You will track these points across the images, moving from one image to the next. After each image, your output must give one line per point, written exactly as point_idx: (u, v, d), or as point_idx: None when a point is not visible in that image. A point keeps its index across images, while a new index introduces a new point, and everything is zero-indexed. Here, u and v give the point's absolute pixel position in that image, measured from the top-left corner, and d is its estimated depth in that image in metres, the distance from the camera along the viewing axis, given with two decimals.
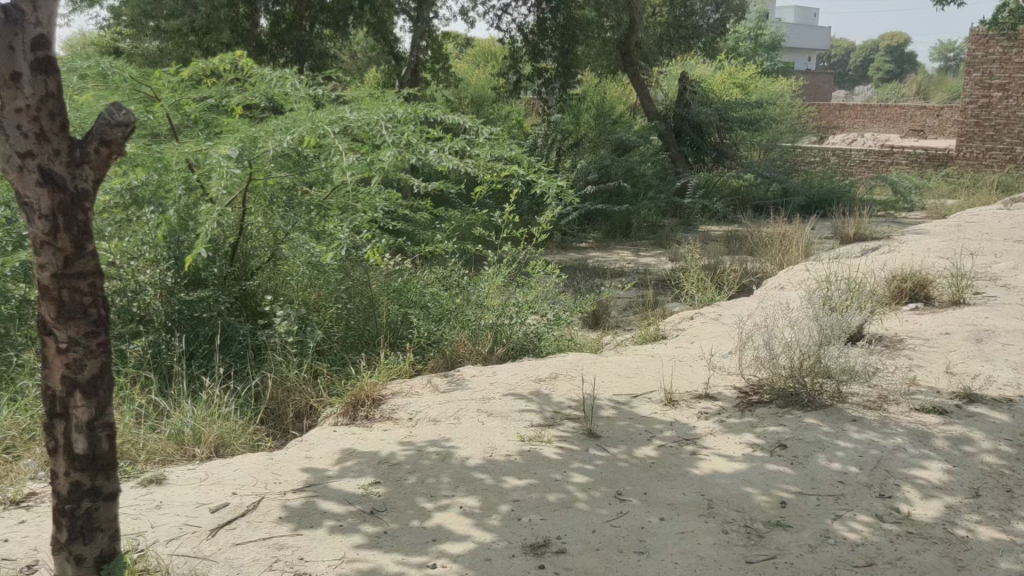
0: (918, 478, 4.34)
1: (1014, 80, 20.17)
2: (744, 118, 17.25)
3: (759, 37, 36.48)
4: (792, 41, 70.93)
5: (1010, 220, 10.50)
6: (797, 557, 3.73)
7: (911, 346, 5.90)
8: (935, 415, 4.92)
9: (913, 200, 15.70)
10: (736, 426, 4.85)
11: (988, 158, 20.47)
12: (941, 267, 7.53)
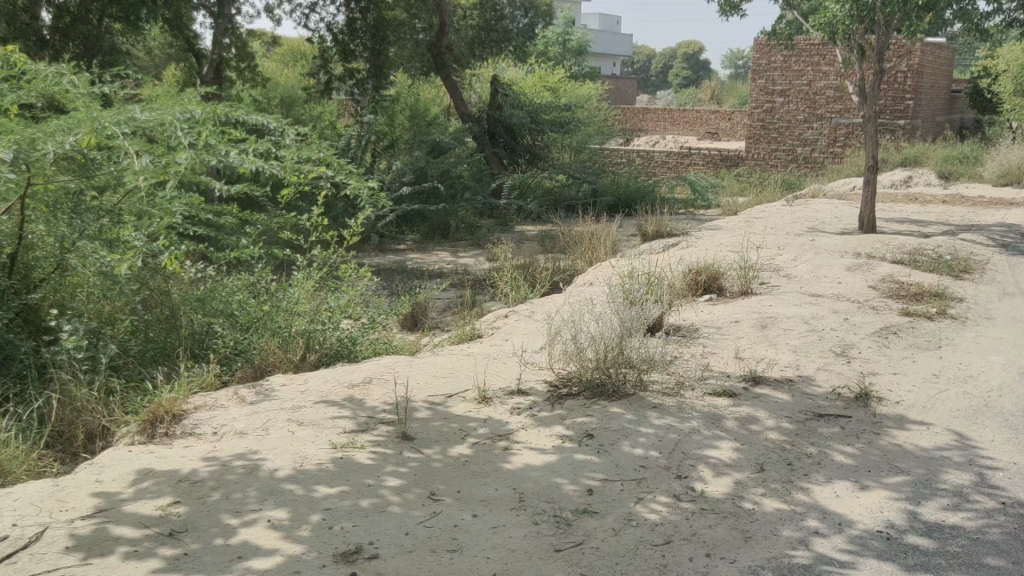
0: (711, 457, 4.67)
1: (792, 87, 22.07)
2: (554, 120, 17.88)
3: (567, 41, 37.85)
4: (599, 47, 74.10)
5: (790, 215, 11.51)
6: (602, 541, 3.90)
7: (705, 335, 6.32)
8: (726, 398, 5.30)
9: (710, 198, 16.86)
10: (546, 419, 5.01)
11: (773, 158, 22.47)
12: (731, 260, 8.12)
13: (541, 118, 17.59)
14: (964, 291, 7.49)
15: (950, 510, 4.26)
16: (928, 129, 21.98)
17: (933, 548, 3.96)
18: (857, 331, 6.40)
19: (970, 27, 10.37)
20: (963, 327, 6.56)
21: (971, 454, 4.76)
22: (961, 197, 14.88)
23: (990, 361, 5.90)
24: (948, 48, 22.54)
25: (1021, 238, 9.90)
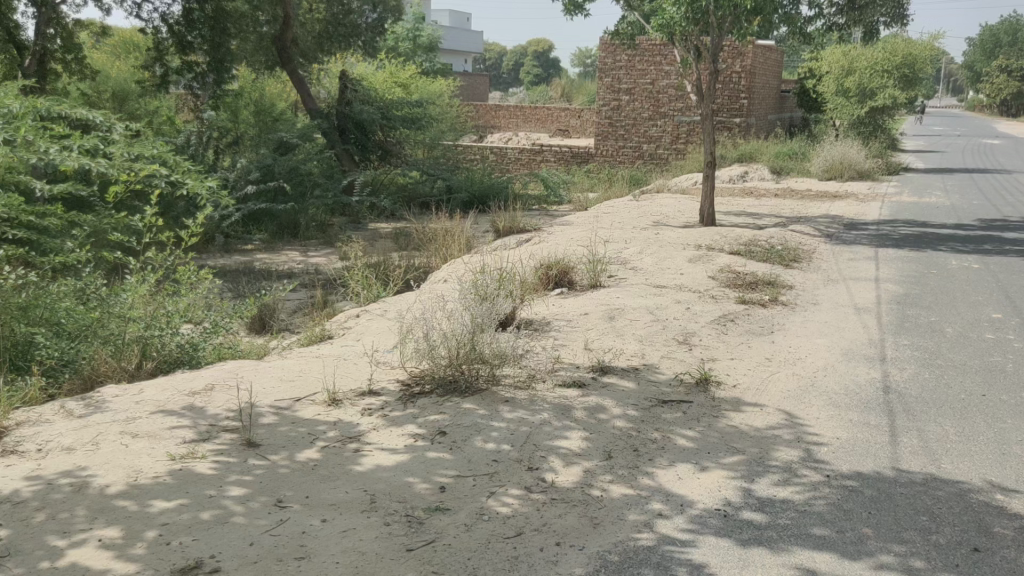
0: (561, 448, 4.78)
1: (637, 85, 22.86)
2: (406, 116, 17.84)
3: (418, 37, 37.52)
4: (451, 44, 73.84)
5: (636, 210, 11.92)
6: (454, 538, 3.91)
7: (556, 328, 6.45)
8: (575, 388, 5.44)
9: (562, 194, 17.28)
10: (398, 419, 4.97)
11: (621, 155, 23.29)
12: (580, 254, 8.33)
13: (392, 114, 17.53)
14: (794, 278, 8.00)
15: (781, 485, 4.53)
16: (761, 126, 23.36)
17: (766, 522, 4.19)
18: (698, 319, 6.71)
19: (796, 30, 11.06)
20: (793, 312, 7.01)
21: (801, 431, 5.08)
22: (791, 191, 15.89)
23: (816, 344, 6.33)
24: (777, 50, 23.97)
25: (843, 229, 10.67)
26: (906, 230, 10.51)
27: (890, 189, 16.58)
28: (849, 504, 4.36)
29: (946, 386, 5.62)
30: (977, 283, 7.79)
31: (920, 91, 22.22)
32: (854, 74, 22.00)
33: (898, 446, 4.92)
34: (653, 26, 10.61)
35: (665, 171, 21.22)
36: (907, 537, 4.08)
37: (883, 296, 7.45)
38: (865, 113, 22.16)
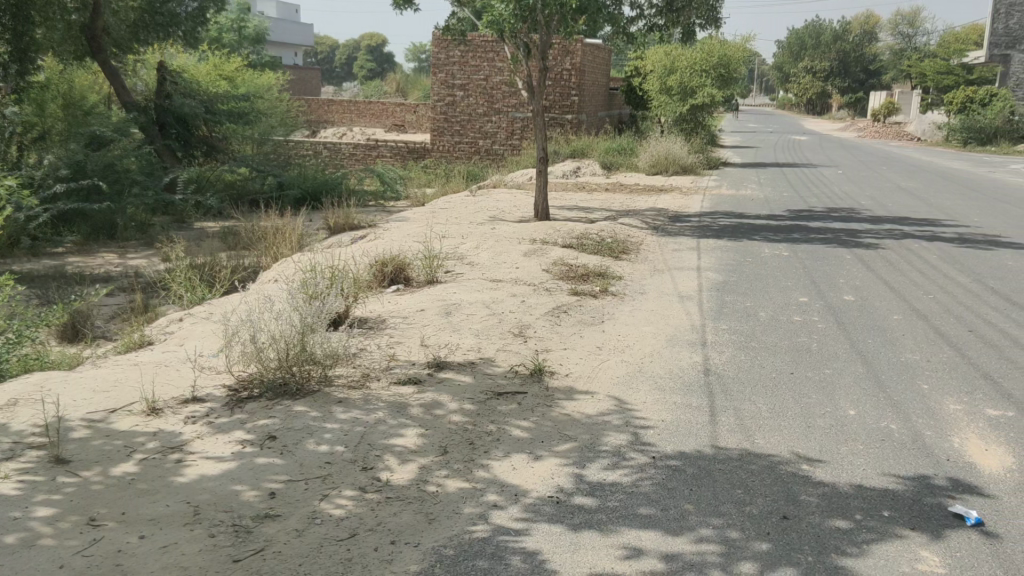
0: (396, 446, 4.75)
1: (470, 82, 23.10)
2: (231, 111, 17.42)
3: (243, 29, 36.05)
4: (279, 37, 71.18)
5: (472, 205, 12.02)
6: (284, 544, 3.80)
7: (392, 325, 6.41)
8: (410, 385, 5.43)
9: (399, 190, 17.21)
10: (225, 426, 4.78)
11: (457, 151, 23.58)
12: (417, 251, 8.30)
13: (217, 109, 17.09)
14: (623, 269, 8.32)
15: (611, 469, 4.70)
16: (592, 123, 24.16)
17: (596, 506, 4.34)
18: (532, 311, 6.86)
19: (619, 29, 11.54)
20: (622, 302, 7.29)
21: (628, 416, 5.29)
22: (620, 185, 16.53)
23: (644, 331, 6.60)
24: (605, 49, 24.83)
25: (668, 221, 11.22)
26: (725, 222, 11.16)
27: (711, 183, 17.56)
28: (672, 483, 4.59)
29: (759, 367, 6.01)
30: (788, 269, 8.38)
31: (735, 90, 23.58)
32: (676, 73, 23.09)
33: (717, 425, 5.22)
34: (483, 22, 10.74)
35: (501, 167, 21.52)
36: (725, 510, 4.34)
37: (704, 283, 7.88)
38: (686, 110, 23.29)
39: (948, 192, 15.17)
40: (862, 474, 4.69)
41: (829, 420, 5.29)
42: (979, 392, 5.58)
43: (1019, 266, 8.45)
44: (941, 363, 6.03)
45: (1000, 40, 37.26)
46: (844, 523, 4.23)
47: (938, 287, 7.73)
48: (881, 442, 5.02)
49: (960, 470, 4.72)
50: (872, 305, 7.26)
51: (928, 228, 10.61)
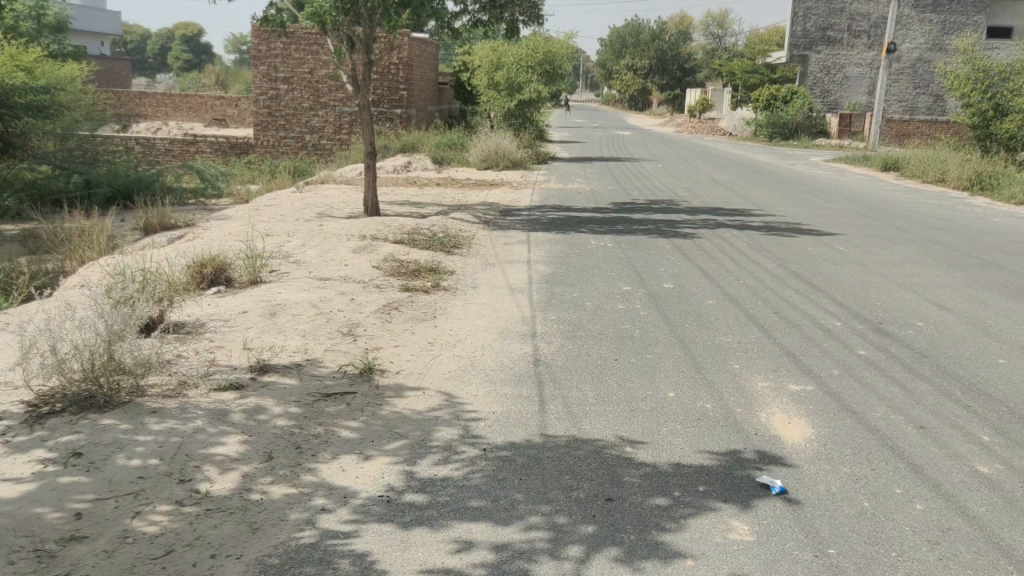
0: (216, 455, 4.54)
1: (294, 74, 23.48)
2: (30, 104, 15.29)
3: (42, 16, 33.34)
4: (83, 25, 66.00)
5: (299, 201, 11.75)
6: (93, 567, 3.54)
7: (212, 329, 6.14)
8: (231, 391, 5.23)
9: (220, 187, 16.61)
10: (24, 445, 4.41)
11: (282, 146, 24.03)
12: (238, 250, 7.99)
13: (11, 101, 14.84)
14: (454, 264, 8.38)
15: (441, 464, 4.71)
16: (421, 117, 24.58)
17: (427, 502, 4.33)
18: (362, 310, 6.78)
19: (444, 25, 11.68)
20: (453, 296, 7.34)
21: (459, 410, 5.32)
22: (450, 179, 16.68)
23: (474, 325, 6.67)
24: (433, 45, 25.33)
25: (498, 215, 11.40)
26: (553, 215, 11.43)
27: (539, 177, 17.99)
28: (503, 473, 4.64)
29: (585, 354, 6.20)
30: (612, 259, 8.70)
31: (561, 86, 24.44)
32: (503, 69, 23.43)
33: (546, 413, 5.34)
34: (303, 15, 10.45)
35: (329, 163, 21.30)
36: (552, 496, 4.44)
37: (534, 275, 8.05)
38: (514, 105, 23.70)
39: (755, 184, 16.22)
40: (680, 452, 4.94)
41: (651, 402, 5.53)
42: (783, 369, 6.01)
43: (816, 251, 9.18)
44: (751, 344, 6.44)
45: (798, 41, 39.94)
46: (662, 501, 4.44)
47: (747, 272, 8.25)
48: (698, 421, 5.30)
49: (767, 443, 5.06)
50: (689, 291, 7.65)
51: (740, 217, 11.33)
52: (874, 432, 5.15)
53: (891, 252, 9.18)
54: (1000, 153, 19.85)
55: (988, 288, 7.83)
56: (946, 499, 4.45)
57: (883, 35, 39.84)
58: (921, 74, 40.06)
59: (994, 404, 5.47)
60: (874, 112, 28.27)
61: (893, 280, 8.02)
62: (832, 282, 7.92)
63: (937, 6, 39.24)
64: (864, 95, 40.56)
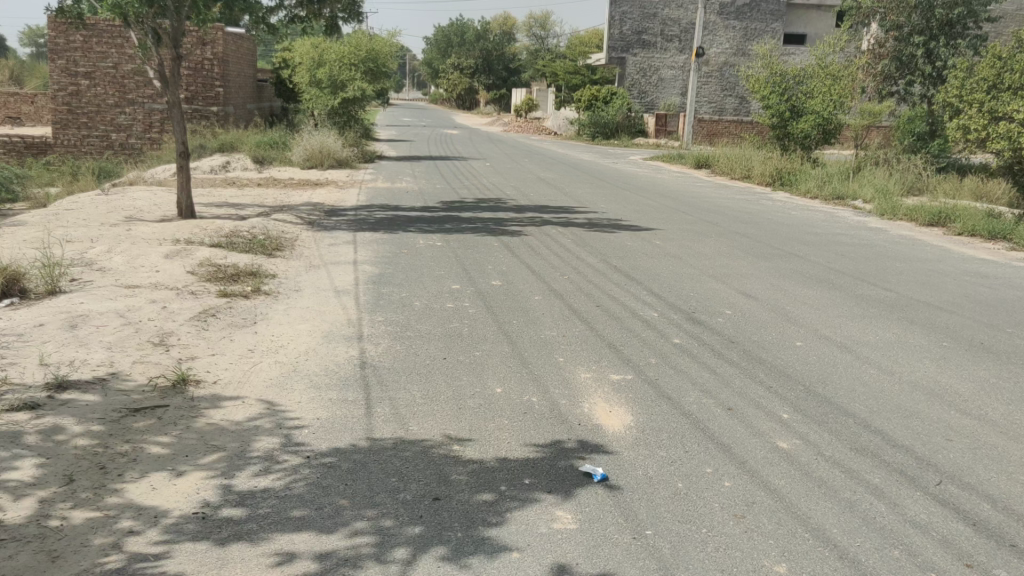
0: (9, 481, 4.17)
1: (97, 69, 22.10)
2: None
3: None
4: None
5: (104, 205, 11.02)
6: None
7: (3, 345, 5.64)
8: (26, 412, 4.82)
9: (14, 190, 15.28)
10: None
11: (87, 145, 22.55)
12: (33, 258, 7.39)
13: None
14: (276, 267, 8.13)
15: (261, 475, 4.53)
16: (238, 115, 23.78)
17: (246, 515, 4.15)
18: (175, 318, 6.45)
19: (258, 19, 11.34)
20: (275, 300, 7.13)
21: (279, 418, 5.15)
22: (270, 180, 16.18)
23: (297, 330, 6.50)
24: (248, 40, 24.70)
25: (324, 215, 11.16)
26: (380, 215, 11.32)
27: (366, 176, 17.74)
28: (326, 480, 4.53)
29: (413, 354, 6.17)
30: (440, 258, 8.71)
31: (386, 84, 24.37)
32: (325, 66, 22.92)
33: (372, 416, 5.26)
34: (103, 6, 9.81)
35: (139, 163, 20.10)
36: (378, 500, 4.37)
37: (361, 276, 7.92)
38: (338, 103, 23.33)
39: (577, 182, 16.74)
40: (507, 447, 5.00)
41: (478, 399, 5.57)
42: (604, 360, 6.23)
43: (636, 245, 9.58)
44: (574, 337, 6.64)
45: (616, 44, 41.66)
46: (489, 496, 4.48)
47: (571, 268, 8.49)
48: (524, 415, 5.39)
49: (589, 432, 5.21)
50: (515, 287, 7.78)
51: (565, 214, 11.65)
52: (687, 416, 5.42)
53: (703, 245, 9.73)
54: (796, 151, 21.50)
55: (788, 276, 8.46)
56: (750, 475, 4.76)
57: (692, 39, 42.17)
58: (727, 78, 42.90)
59: (793, 383, 5.92)
60: (686, 113, 29.75)
61: (705, 272, 8.50)
62: (650, 275, 8.29)
63: (739, 14, 42.06)
64: (678, 96, 42.85)
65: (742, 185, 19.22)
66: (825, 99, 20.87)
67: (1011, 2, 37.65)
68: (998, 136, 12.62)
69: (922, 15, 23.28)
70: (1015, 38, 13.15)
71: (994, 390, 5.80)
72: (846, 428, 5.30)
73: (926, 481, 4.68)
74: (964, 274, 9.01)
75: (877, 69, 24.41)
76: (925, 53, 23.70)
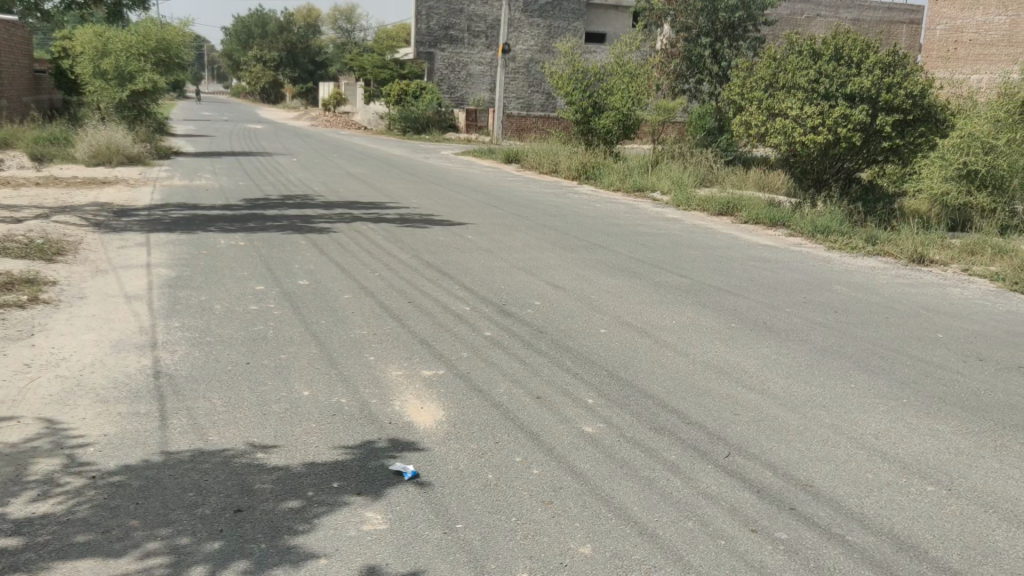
0: None
1: None
2: None
3: None
4: None
5: None
6: None
7: None
8: None
9: None
10: None
11: None
12: None
13: None
14: (58, 274, 7.49)
15: (39, 500, 4.14)
16: (12, 109, 21.83)
17: (22, 545, 3.79)
18: None
19: None
20: (56, 309, 6.58)
21: (60, 437, 4.74)
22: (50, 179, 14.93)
23: (82, 340, 6.03)
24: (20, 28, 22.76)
25: (113, 215, 10.43)
26: (178, 214, 10.70)
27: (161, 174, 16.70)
28: (115, 500, 4.21)
29: (213, 361, 5.87)
30: (244, 258, 8.35)
31: (179, 76, 23.17)
32: (110, 56, 21.49)
33: (167, 429, 4.95)
34: None
35: None
36: (174, 518, 4.11)
37: (156, 281, 7.45)
38: (127, 96, 21.89)
39: (386, 177, 16.56)
40: (314, 451, 4.85)
41: (284, 404, 5.37)
42: (416, 356, 6.19)
43: (448, 240, 9.61)
44: (385, 334, 6.56)
45: (424, 39, 41.67)
46: (295, 503, 4.32)
47: (383, 264, 8.38)
48: (333, 417, 5.26)
49: (399, 430, 5.16)
50: (325, 287, 7.58)
51: (375, 210, 11.50)
52: (498, 408, 5.49)
53: (513, 239, 9.90)
54: (601, 146, 22.47)
55: (595, 267, 8.78)
56: (558, 461, 4.88)
57: (498, 36, 42.93)
58: (534, 74, 44.06)
59: (597, 369, 6.15)
60: (495, 108, 30.12)
61: (515, 264, 8.66)
62: (462, 270, 8.33)
63: (543, 12, 43.30)
64: (487, 91, 43.56)
65: (551, 179, 19.80)
66: (623, 95, 21.88)
67: (783, 7, 41.18)
68: (775, 132, 13.72)
69: (707, 18, 24.89)
70: (786, 39, 14.26)
71: (774, 366, 6.30)
72: (646, 409, 5.55)
73: (717, 454, 5.00)
74: (750, 259, 9.73)
75: (670, 68, 26.32)
76: (712, 54, 25.42)
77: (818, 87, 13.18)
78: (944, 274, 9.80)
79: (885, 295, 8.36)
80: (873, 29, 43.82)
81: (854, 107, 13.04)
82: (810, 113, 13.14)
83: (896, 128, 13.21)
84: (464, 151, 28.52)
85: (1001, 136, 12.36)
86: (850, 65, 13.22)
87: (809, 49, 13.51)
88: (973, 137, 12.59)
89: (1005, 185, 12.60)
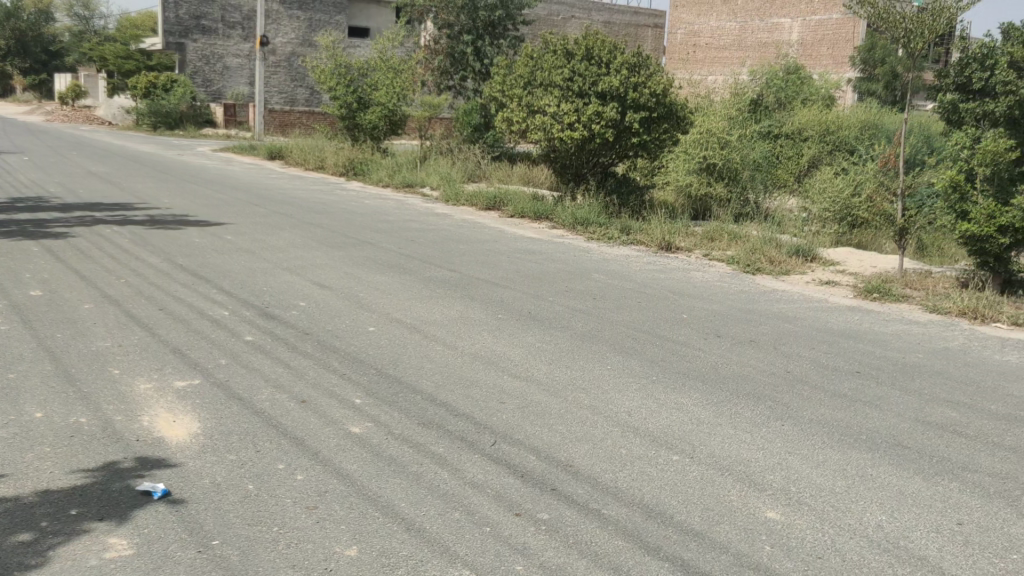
0: None
1: None
2: None
3: None
4: None
5: None
6: None
7: None
8: None
9: None
10: None
11: None
12: None
13: None
14: None
15: None
16: None
17: None
18: None
19: None
20: None
21: None
22: None
23: None
24: None
25: None
26: None
27: None
28: None
29: None
30: None
31: None
32: None
33: None
34: None
35: None
36: None
37: None
38: None
39: (133, 176, 15.34)
40: (47, 478, 4.39)
41: (11, 429, 4.82)
42: (168, 366, 5.79)
43: (204, 242, 9.08)
44: (131, 345, 6.07)
45: (173, 28, 39.39)
46: (25, 536, 3.88)
47: (132, 270, 7.78)
48: (70, 439, 4.78)
49: (148, 447, 4.80)
50: (61, 297, 6.91)
51: (120, 211, 10.65)
52: (258, 415, 5.25)
53: (276, 238, 9.53)
54: (367, 142, 22.14)
55: (361, 265, 8.64)
56: (323, 464, 4.75)
57: (254, 27, 41.65)
58: (296, 68, 42.94)
59: (365, 367, 6.06)
60: (257, 104, 28.80)
61: (279, 265, 8.35)
62: (220, 273, 7.91)
63: (302, 4, 42.26)
64: (245, 86, 42.03)
65: (317, 176, 19.36)
66: (388, 91, 21.64)
67: (540, 7, 43.10)
68: (535, 128, 14.18)
69: (468, 16, 25.35)
70: (542, 38, 14.77)
71: (537, 353, 6.53)
72: (413, 404, 5.55)
73: (483, 443, 5.08)
74: (514, 252, 9.99)
75: (435, 63, 26.54)
76: (474, 51, 25.91)
77: (572, 85, 13.80)
78: (688, 259, 10.66)
79: (636, 282, 8.91)
80: (620, 31, 46.93)
81: (606, 105, 13.77)
82: (565, 109, 13.75)
83: (643, 124, 14.05)
84: (226, 147, 27.10)
85: (733, 134, 14.29)
86: (599, 64, 13.94)
87: (562, 49, 14.10)
88: (710, 133, 14.33)
89: (737, 177, 14.39)
